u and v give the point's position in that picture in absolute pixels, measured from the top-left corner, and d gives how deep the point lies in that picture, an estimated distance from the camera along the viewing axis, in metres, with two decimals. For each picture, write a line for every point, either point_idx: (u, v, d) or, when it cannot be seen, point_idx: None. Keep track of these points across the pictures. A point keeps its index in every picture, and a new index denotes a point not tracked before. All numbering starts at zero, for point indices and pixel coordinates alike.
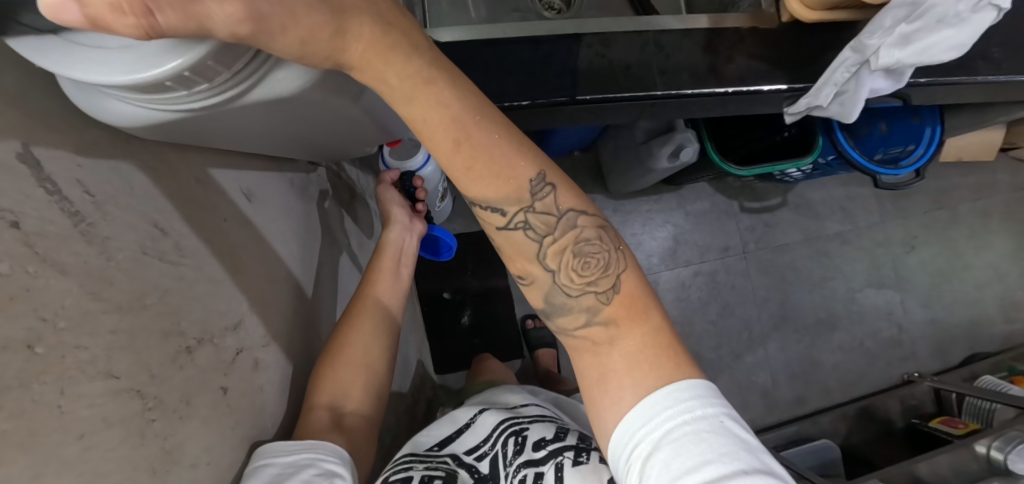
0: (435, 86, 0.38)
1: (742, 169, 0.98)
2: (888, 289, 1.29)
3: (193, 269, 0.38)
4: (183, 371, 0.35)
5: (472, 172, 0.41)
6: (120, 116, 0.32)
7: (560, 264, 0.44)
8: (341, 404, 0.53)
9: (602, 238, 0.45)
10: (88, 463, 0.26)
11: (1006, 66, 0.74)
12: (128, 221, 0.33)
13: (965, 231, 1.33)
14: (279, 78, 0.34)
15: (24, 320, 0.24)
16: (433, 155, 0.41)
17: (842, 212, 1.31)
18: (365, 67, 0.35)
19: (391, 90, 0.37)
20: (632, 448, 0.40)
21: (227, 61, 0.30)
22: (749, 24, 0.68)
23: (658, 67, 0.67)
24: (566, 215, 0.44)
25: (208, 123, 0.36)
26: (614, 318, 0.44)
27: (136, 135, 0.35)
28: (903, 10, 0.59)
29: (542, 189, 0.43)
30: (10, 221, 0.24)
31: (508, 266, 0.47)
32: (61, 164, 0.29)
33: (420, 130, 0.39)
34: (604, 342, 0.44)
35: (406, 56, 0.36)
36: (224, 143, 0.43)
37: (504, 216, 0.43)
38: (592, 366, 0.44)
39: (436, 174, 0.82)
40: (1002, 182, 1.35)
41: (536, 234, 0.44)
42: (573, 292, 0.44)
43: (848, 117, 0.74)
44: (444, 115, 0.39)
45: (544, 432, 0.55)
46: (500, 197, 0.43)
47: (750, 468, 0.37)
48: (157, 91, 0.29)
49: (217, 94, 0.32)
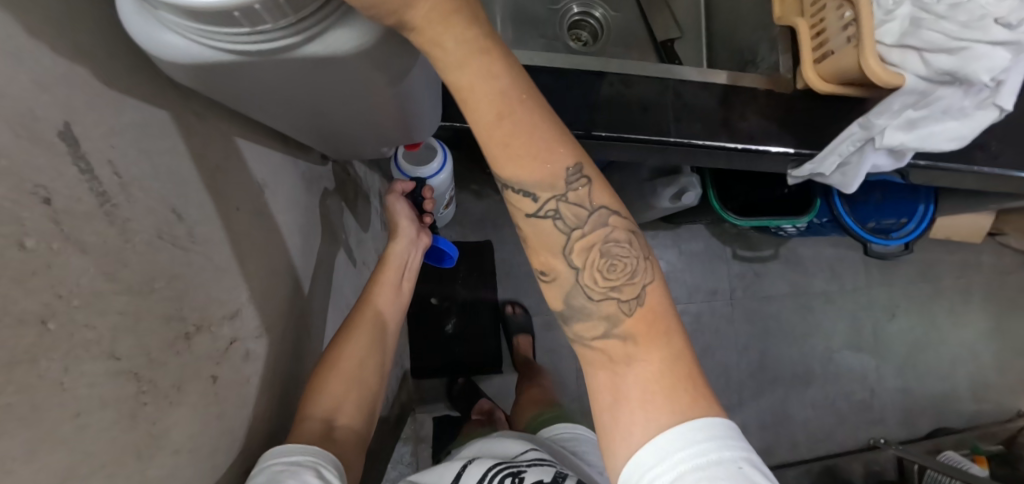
0: (490, 57, 0.38)
1: (742, 220, 1.03)
2: (865, 352, 1.32)
3: (201, 256, 0.39)
4: (179, 357, 0.35)
5: (510, 151, 0.41)
6: (169, 49, 0.32)
7: (585, 263, 0.45)
8: (335, 417, 0.53)
9: (630, 242, 0.46)
10: (79, 442, 0.27)
11: (1002, 158, 0.77)
12: (149, 205, 0.33)
13: (945, 307, 1.36)
14: (337, 36, 0.33)
15: (40, 296, 0.24)
16: (473, 128, 0.40)
17: (829, 272, 1.34)
18: (425, 30, 0.34)
19: (445, 55, 0.36)
20: None
21: (297, 3, 0.29)
22: (766, 86, 0.73)
23: (674, 113, 0.70)
24: (597, 212, 0.45)
25: (246, 77, 0.37)
26: (633, 334, 0.45)
27: (172, 75, 0.36)
28: (912, 96, 0.64)
29: (578, 181, 0.44)
30: (42, 198, 0.25)
31: (531, 259, 0.48)
32: (95, 143, 0.29)
33: (465, 100, 0.39)
34: (623, 359, 0.45)
35: (467, 24, 0.36)
36: (256, 107, 0.44)
37: (535, 202, 0.44)
38: (607, 387, 0.45)
39: (446, 182, 0.84)
40: (986, 263, 1.39)
41: (565, 226, 0.45)
42: (596, 295, 0.45)
43: (848, 188, 0.76)
44: (493, 87, 0.38)
45: (542, 475, 0.55)
46: (535, 181, 0.43)
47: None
48: (221, 21, 0.29)
49: (280, 37, 0.31)
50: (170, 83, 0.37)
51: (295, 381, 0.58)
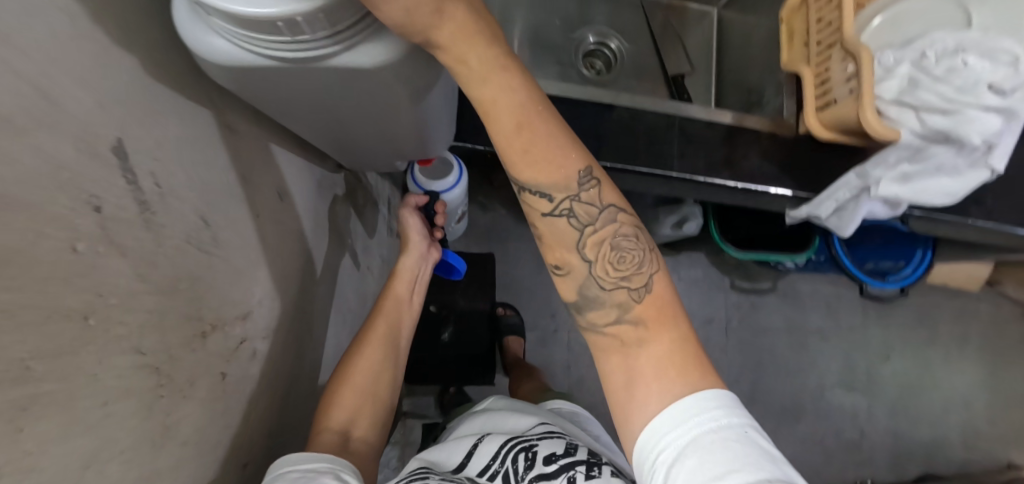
0: (509, 72, 0.40)
1: (739, 252, 1.10)
2: (857, 391, 1.33)
3: (222, 259, 0.41)
4: (195, 353, 0.38)
5: (529, 155, 0.43)
6: (214, 51, 0.35)
7: (598, 256, 0.46)
8: (351, 430, 0.55)
9: (638, 236, 0.47)
10: (104, 428, 0.29)
11: (997, 213, 0.79)
12: (182, 213, 0.36)
13: (940, 352, 1.37)
14: (366, 51, 0.35)
15: (84, 294, 0.27)
16: (494, 137, 0.42)
17: (826, 309, 1.37)
18: (451, 47, 0.37)
19: (467, 71, 0.38)
20: (657, 454, 0.41)
21: (334, 18, 0.32)
22: (771, 128, 0.75)
23: (678, 149, 0.73)
24: (607, 209, 0.47)
25: (279, 80, 0.39)
26: (643, 318, 0.45)
27: (212, 73, 0.38)
28: (907, 151, 0.67)
29: (589, 182, 0.46)
30: (93, 207, 0.28)
31: (546, 256, 0.49)
32: (141, 156, 0.32)
33: (487, 111, 0.41)
34: (634, 342, 0.45)
35: (488, 44, 0.39)
36: (284, 112, 0.46)
37: (551, 201, 0.45)
38: (620, 367, 0.45)
39: (459, 197, 0.87)
40: (983, 311, 1.40)
41: (578, 222, 0.46)
42: (608, 285, 0.46)
43: (845, 231, 0.77)
44: (513, 98, 0.41)
45: (555, 447, 0.54)
46: (551, 182, 0.45)
47: (775, 478, 0.37)
48: (265, 29, 0.32)
49: (324, 45, 0.34)
50: (209, 99, 0.41)
51: (297, 381, 0.60)
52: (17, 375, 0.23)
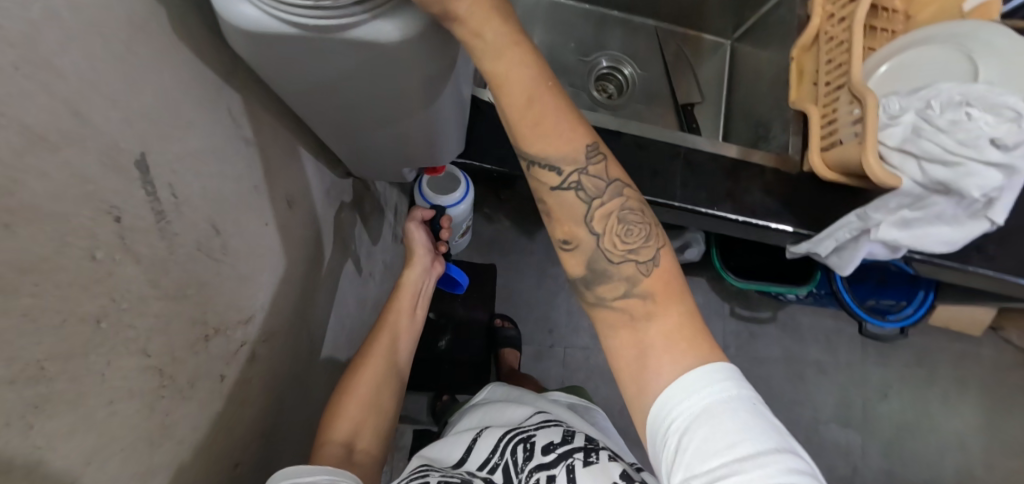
0: (523, 47, 0.40)
1: (740, 282, 1.09)
2: (851, 427, 1.31)
3: (229, 265, 0.43)
4: (197, 356, 0.39)
5: (540, 128, 0.44)
6: (241, 18, 0.34)
7: (604, 228, 0.47)
8: (354, 441, 0.57)
9: (643, 210, 0.48)
10: (106, 424, 0.30)
11: (999, 261, 0.79)
12: (194, 222, 0.38)
13: (939, 394, 1.35)
14: (386, 25, 0.34)
15: (99, 299, 0.29)
16: (505, 111, 0.43)
17: (825, 342, 1.37)
18: (467, 19, 0.36)
19: (483, 46, 0.38)
20: (669, 422, 0.41)
21: None
22: (773, 164, 0.77)
23: (681, 180, 0.74)
24: (613, 184, 0.47)
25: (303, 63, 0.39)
26: (651, 292, 0.45)
27: (236, 45, 0.37)
28: (907, 198, 0.68)
29: (596, 156, 0.46)
30: (113, 217, 0.29)
31: (554, 230, 0.50)
32: (164, 169, 0.34)
33: (499, 86, 0.41)
34: (642, 316, 0.45)
35: (503, 20, 0.39)
36: (303, 103, 0.47)
37: (559, 175, 0.46)
38: (629, 342, 0.45)
39: (464, 213, 0.89)
40: (985, 356, 1.38)
41: (586, 195, 0.47)
42: (615, 258, 0.47)
43: (843, 270, 0.78)
44: (526, 73, 0.41)
45: (552, 435, 0.54)
46: (560, 156, 0.45)
47: (783, 447, 0.38)
48: None
49: (350, 13, 0.33)
50: (229, 111, 0.43)
51: (292, 385, 0.61)
52: (32, 373, 0.25)
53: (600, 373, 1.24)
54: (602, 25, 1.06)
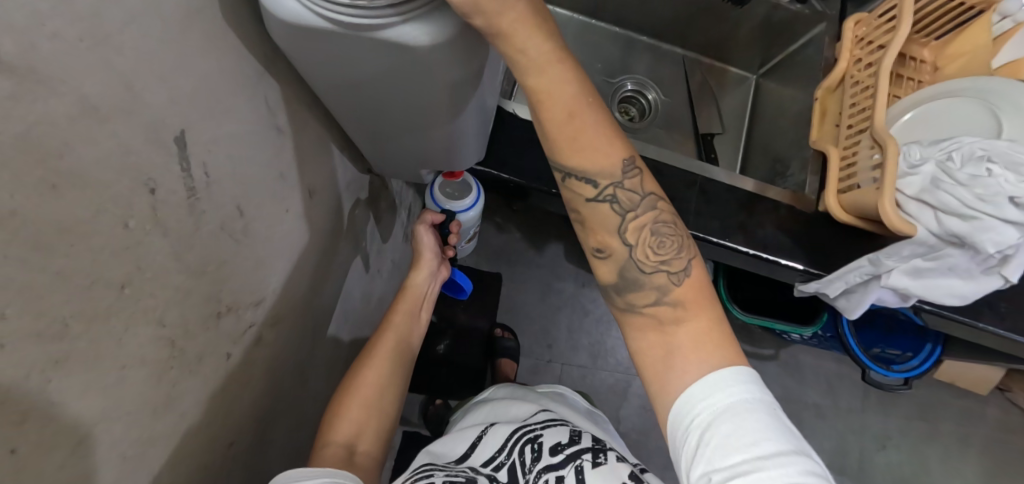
0: (565, 64, 0.41)
1: (744, 315, 1.08)
2: (846, 476, 1.28)
3: (248, 247, 0.44)
4: (208, 331, 0.40)
5: (577, 142, 0.45)
6: (281, 8, 0.35)
7: (637, 240, 0.48)
8: (356, 442, 0.57)
9: (676, 223, 0.49)
10: (117, 387, 0.31)
11: (1011, 320, 0.78)
12: (221, 202, 0.39)
13: (939, 450, 1.32)
14: (419, 27, 0.35)
15: (126, 266, 0.30)
16: (544, 125, 0.44)
17: (826, 386, 1.35)
18: (511, 34, 0.37)
19: (525, 62, 0.39)
20: (692, 418, 0.41)
21: None
22: (789, 200, 0.77)
23: (695, 208, 0.75)
24: (647, 197, 0.48)
25: (338, 60, 0.40)
26: (682, 300, 0.46)
27: (274, 34, 0.39)
28: (921, 247, 0.67)
29: (632, 170, 0.47)
30: (148, 188, 0.31)
31: (586, 239, 0.50)
32: (201, 148, 0.36)
33: (540, 101, 0.42)
34: (671, 321, 0.46)
35: (544, 37, 0.39)
36: (337, 99, 0.49)
37: (595, 187, 0.47)
38: (656, 344, 0.46)
39: (474, 218, 0.90)
40: (990, 416, 1.35)
41: (620, 208, 0.47)
42: (648, 268, 0.47)
43: (852, 313, 0.77)
44: (566, 89, 0.42)
45: (559, 436, 0.54)
46: (597, 169, 0.46)
47: (801, 450, 0.38)
48: None
49: (384, 16, 0.34)
50: (266, 99, 0.44)
51: (293, 372, 0.62)
52: (56, 331, 0.26)
53: (595, 394, 1.23)
54: (630, 49, 1.07)
